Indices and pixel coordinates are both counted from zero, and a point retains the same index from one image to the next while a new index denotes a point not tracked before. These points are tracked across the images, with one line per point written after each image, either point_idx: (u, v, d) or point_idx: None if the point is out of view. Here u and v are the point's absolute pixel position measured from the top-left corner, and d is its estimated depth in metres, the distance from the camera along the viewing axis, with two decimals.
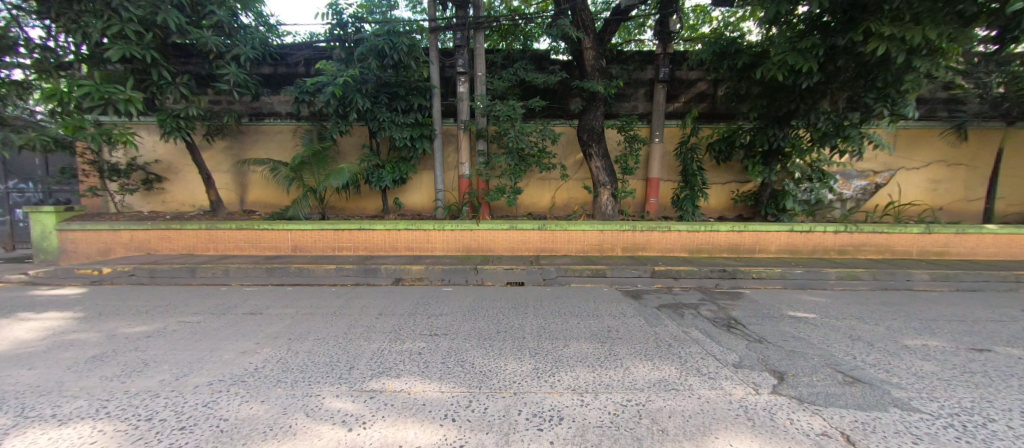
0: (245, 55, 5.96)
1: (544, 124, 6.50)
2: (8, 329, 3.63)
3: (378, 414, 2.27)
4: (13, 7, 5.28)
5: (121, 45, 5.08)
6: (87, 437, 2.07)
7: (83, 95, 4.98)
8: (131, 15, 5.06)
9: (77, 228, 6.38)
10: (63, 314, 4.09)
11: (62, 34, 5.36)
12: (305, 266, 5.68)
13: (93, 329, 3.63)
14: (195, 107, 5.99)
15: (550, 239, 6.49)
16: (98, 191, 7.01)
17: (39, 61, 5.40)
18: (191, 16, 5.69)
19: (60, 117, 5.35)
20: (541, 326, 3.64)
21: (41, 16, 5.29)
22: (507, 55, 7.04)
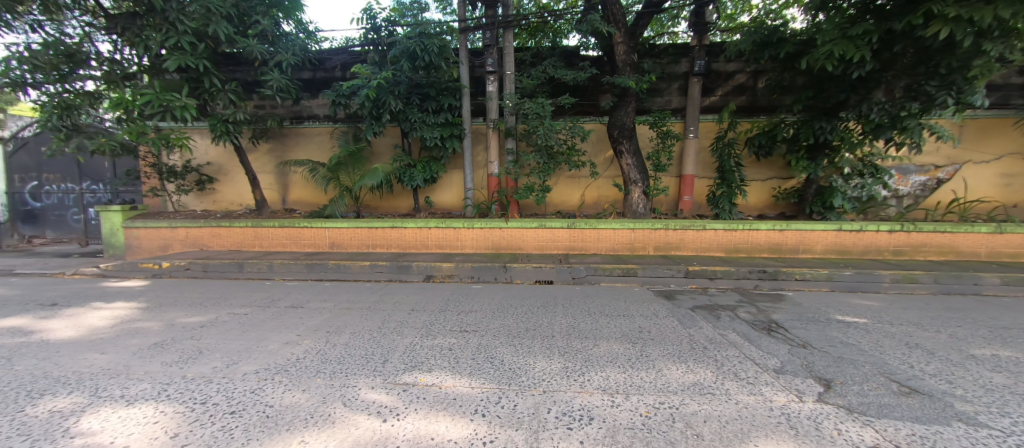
0: (287, 61, 6.27)
1: (573, 122, 6.43)
2: (84, 316, 4.02)
3: (411, 407, 2.34)
4: (86, 24, 5.81)
5: (177, 56, 5.46)
6: (151, 417, 2.25)
7: (144, 103, 5.41)
8: (186, 27, 5.44)
9: (140, 225, 6.95)
10: (129, 303, 4.47)
11: (127, 48, 5.85)
12: (342, 263, 5.90)
13: (154, 318, 3.95)
14: (242, 112, 6.36)
15: (580, 237, 6.42)
16: (158, 191, 7.62)
17: (107, 73, 5.92)
18: (238, 26, 6.05)
19: (126, 123, 5.78)
20: (571, 325, 3.62)
21: (109, 32, 5.78)
22: (536, 53, 7.02)
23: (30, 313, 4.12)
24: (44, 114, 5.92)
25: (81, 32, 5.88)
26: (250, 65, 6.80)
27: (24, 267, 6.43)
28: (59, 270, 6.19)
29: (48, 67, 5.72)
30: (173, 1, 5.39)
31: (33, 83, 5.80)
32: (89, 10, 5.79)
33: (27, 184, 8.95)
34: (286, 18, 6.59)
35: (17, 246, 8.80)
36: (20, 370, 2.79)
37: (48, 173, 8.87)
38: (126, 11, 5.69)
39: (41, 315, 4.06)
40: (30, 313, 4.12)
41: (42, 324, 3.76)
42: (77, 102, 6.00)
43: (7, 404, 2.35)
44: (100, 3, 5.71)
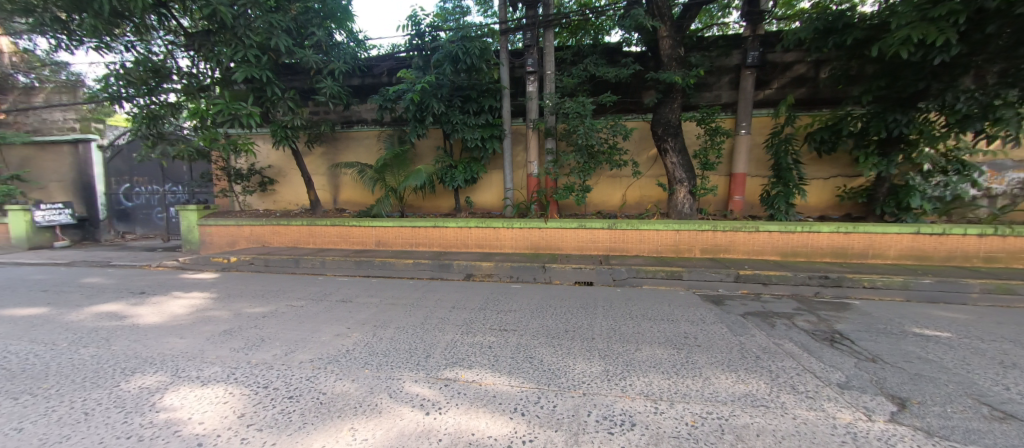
0: (339, 69, 6.64)
1: (615, 120, 6.29)
2: (168, 303, 4.50)
3: (452, 402, 2.39)
4: (169, 42, 6.48)
5: (245, 68, 5.91)
6: (222, 397, 2.47)
7: (214, 113, 5.95)
8: (252, 41, 5.92)
9: (211, 223, 7.65)
10: (203, 293, 4.95)
11: (202, 62, 6.44)
12: (387, 260, 6.16)
13: (224, 308, 4.34)
14: (299, 118, 6.84)
15: (621, 238, 6.27)
16: (227, 192, 8.37)
17: (187, 86, 6.54)
18: (296, 38, 6.50)
19: (201, 131, 6.31)
20: (612, 328, 3.53)
21: (187, 48, 6.42)
22: (577, 51, 6.94)
23: (124, 299, 4.67)
24: (135, 124, 6.68)
25: (165, 49, 6.54)
26: (306, 74, 7.28)
27: (118, 259, 7.30)
28: (146, 262, 6.97)
29: (139, 82, 6.44)
30: (241, 18, 5.89)
31: (127, 96, 6.56)
32: (171, 30, 6.43)
33: (121, 186, 10.12)
34: (339, 29, 6.99)
35: (113, 241, 10.01)
36: (117, 350, 3.17)
37: (137, 176, 10.00)
38: (202, 29, 6.28)
39: (133, 301, 4.60)
40: (123, 299, 4.67)
41: (133, 310, 4.25)
42: (162, 112, 6.66)
43: (107, 380, 2.68)
44: (181, 23, 6.32)
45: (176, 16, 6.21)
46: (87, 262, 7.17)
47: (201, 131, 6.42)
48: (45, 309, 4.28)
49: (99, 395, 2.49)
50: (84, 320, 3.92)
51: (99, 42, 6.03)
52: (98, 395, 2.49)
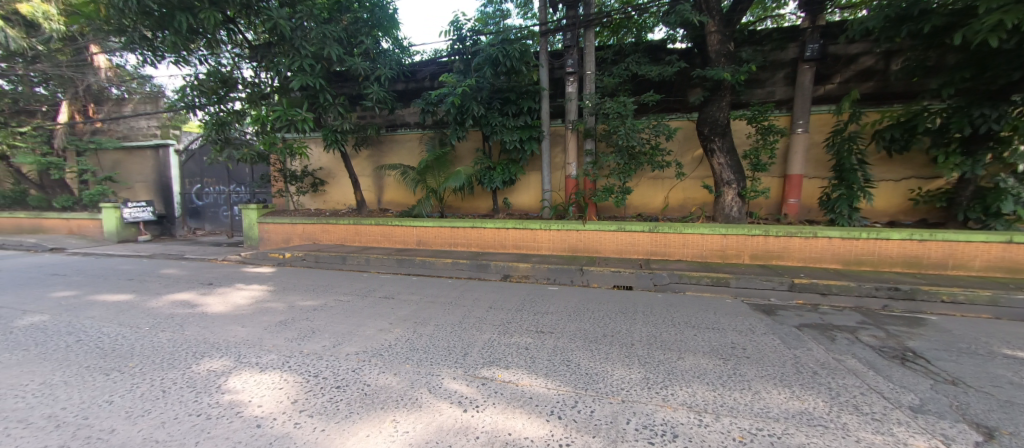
0: (385, 75, 6.95)
1: (658, 120, 6.10)
2: (233, 294, 4.92)
3: (489, 400, 2.41)
4: (235, 55, 7.05)
5: (301, 76, 6.32)
6: (278, 383, 2.66)
7: (273, 119, 6.41)
8: (307, 51, 6.33)
9: (269, 221, 8.25)
10: (261, 286, 5.35)
11: (264, 72, 6.95)
12: (427, 259, 6.35)
13: (281, 300, 4.66)
14: (348, 123, 7.23)
15: (662, 242, 6.07)
16: (283, 193, 9.00)
17: (250, 94, 7.06)
18: (346, 47, 6.89)
19: (262, 135, 6.82)
20: (653, 334, 3.42)
21: (251, 60, 6.98)
22: (618, 51, 6.82)
23: (194, 289, 5.15)
24: (206, 130, 7.32)
25: (232, 61, 7.12)
26: (355, 81, 7.67)
27: (190, 253, 8.06)
28: (213, 256, 7.64)
29: (210, 92, 7.08)
30: (299, 30, 6.33)
31: (199, 105, 7.21)
32: (237, 43, 6.90)
33: (193, 186, 11.16)
34: (385, 36, 7.32)
35: (186, 236, 11.04)
36: (188, 335, 3.50)
37: (208, 178, 10.98)
38: (264, 41, 6.79)
39: (202, 291, 5.06)
40: (195, 289, 5.16)
41: (203, 299, 4.68)
42: (229, 119, 7.24)
43: (181, 361, 2.97)
44: (246, 37, 6.84)
45: (242, 30, 6.72)
46: (164, 255, 7.98)
47: (262, 135, 6.94)
48: (131, 296, 4.82)
49: (175, 375, 2.76)
50: (163, 307, 4.35)
51: (178, 57, 6.67)
52: (174, 375, 2.76)
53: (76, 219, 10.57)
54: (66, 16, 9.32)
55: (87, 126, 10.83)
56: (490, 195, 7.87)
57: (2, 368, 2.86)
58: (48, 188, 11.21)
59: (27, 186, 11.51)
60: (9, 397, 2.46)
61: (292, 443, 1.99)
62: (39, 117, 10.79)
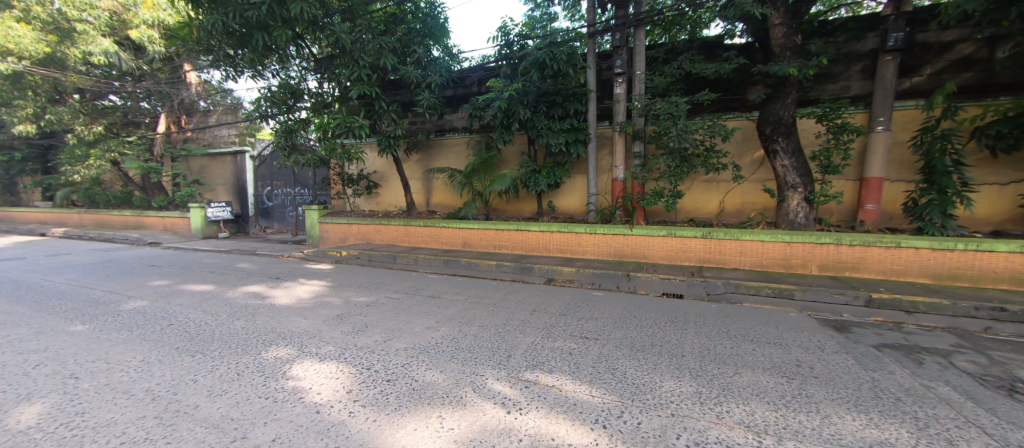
0: (435, 82, 7.19)
1: (713, 120, 5.80)
2: (297, 288, 5.34)
3: (532, 404, 2.41)
4: (302, 68, 7.62)
5: (359, 86, 6.74)
6: (334, 373, 2.84)
7: (333, 126, 6.89)
8: (365, 62, 6.74)
9: (328, 221, 8.86)
10: (321, 281, 5.76)
11: (326, 83, 7.47)
12: (472, 260, 6.49)
13: (339, 295, 4.98)
14: (400, 128, 7.58)
15: (717, 249, 5.74)
16: (341, 194, 9.62)
17: (314, 103, 7.62)
18: (400, 56, 7.24)
19: (323, 141, 7.36)
20: (705, 346, 3.24)
21: (315, 72, 7.53)
22: (670, 49, 6.56)
23: (264, 282, 5.66)
24: (276, 138, 7.99)
25: (299, 74, 7.70)
26: (407, 88, 8.03)
27: (261, 249, 8.87)
28: (280, 253, 8.32)
29: (280, 102, 7.72)
30: (358, 42, 6.74)
31: (271, 115, 7.89)
32: (305, 56, 7.44)
33: (264, 189, 12.23)
34: (436, 45, 7.63)
35: (258, 234, 12.10)
36: (259, 324, 3.84)
37: (277, 181, 11.98)
38: (326, 54, 7.31)
39: (271, 284, 5.54)
40: (264, 282, 5.67)
41: (272, 291, 5.12)
42: (295, 127, 7.88)
43: (253, 348, 3.27)
44: (311, 50, 7.38)
45: (309, 45, 7.24)
46: (239, 250, 8.83)
47: (323, 141, 7.48)
48: (213, 286, 5.39)
49: (248, 359, 3.04)
50: (238, 297, 4.81)
51: (254, 71, 7.35)
52: (247, 359, 3.05)
53: (169, 217, 11.99)
54: (166, 39, 10.35)
55: (180, 135, 12.28)
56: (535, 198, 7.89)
57: (113, 345, 3.32)
58: (148, 189, 12.90)
59: (133, 188, 13.31)
60: (119, 371, 2.85)
61: (347, 430, 2.11)
62: (143, 128, 12.42)
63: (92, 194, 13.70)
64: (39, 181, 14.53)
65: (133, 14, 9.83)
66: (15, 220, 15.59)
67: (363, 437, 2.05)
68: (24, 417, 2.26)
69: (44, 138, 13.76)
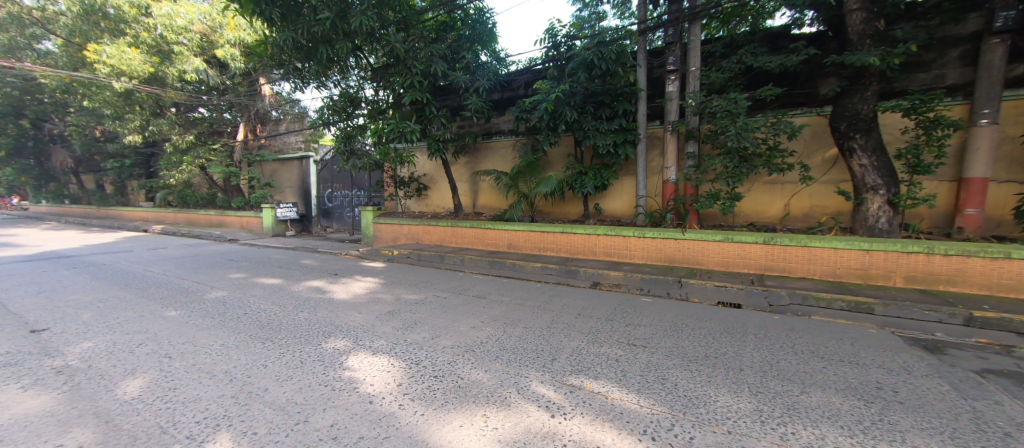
0: (483, 86, 7.33)
1: (778, 116, 5.37)
2: (354, 284, 5.69)
3: (577, 409, 2.37)
4: (359, 77, 8.08)
5: (411, 92, 7.06)
6: (386, 366, 2.98)
7: (387, 131, 7.26)
8: (417, 70, 7.04)
9: (381, 221, 9.36)
10: (374, 278, 6.08)
11: (382, 90, 7.90)
12: (517, 262, 6.53)
13: (391, 292, 5.23)
14: (449, 132, 7.83)
15: (781, 256, 5.31)
16: (393, 196, 10.12)
17: (371, 110, 8.08)
18: (450, 62, 7.49)
19: (378, 146, 7.78)
20: (766, 361, 3.00)
21: (371, 80, 7.99)
22: (729, 42, 6.19)
23: (325, 277, 6.09)
24: (337, 143, 8.58)
25: (357, 83, 8.18)
26: (456, 93, 8.28)
27: (321, 247, 9.55)
28: (338, 251, 8.92)
29: (341, 110, 8.26)
30: (411, 51, 7.06)
31: (332, 122, 8.47)
32: (362, 66, 7.86)
33: (325, 191, 13.17)
34: (484, 50, 7.82)
35: (319, 232, 13.04)
36: (320, 316, 4.14)
37: (336, 183, 12.86)
38: (382, 64, 7.72)
39: (330, 280, 5.95)
40: (325, 278, 6.10)
41: (331, 287, 5.49)
42: (354, 133, 8.41)
43: (314, 338, 3.52)
44: (369, 61, 7.82)
45: (367, 56, 7.66)
46: (303, 248, 9.57)
47: (377, 146, 7.90)
48: (281, 280, 5.89)
49: (311, 349, 3.29)
50: (303, 291, 5.22)
51: (319, 82, 7.93)
52: (310, 349, 3.30)
53: (245, 217, 13.31)
54: (245, 56, 11.50)
55: (255, 142, 13.61)
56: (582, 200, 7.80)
57: (198, 330, 3.73)
58: (228, 191, 14.42)
59: (216, 190, 14.94)
60: (203, 353, 3.20)
61: (397, 422, 2.21)
62: (225, 137, 13.90)
63: (184, 196, 15.57)
64: (143, 184, 16.74)
65: (219, 36, 11.04)
66: (125, 218, 18.12)
67: (412, 429, 2.13)
68: (130, 389, 2.61)
69: (148, 147, 15.85)
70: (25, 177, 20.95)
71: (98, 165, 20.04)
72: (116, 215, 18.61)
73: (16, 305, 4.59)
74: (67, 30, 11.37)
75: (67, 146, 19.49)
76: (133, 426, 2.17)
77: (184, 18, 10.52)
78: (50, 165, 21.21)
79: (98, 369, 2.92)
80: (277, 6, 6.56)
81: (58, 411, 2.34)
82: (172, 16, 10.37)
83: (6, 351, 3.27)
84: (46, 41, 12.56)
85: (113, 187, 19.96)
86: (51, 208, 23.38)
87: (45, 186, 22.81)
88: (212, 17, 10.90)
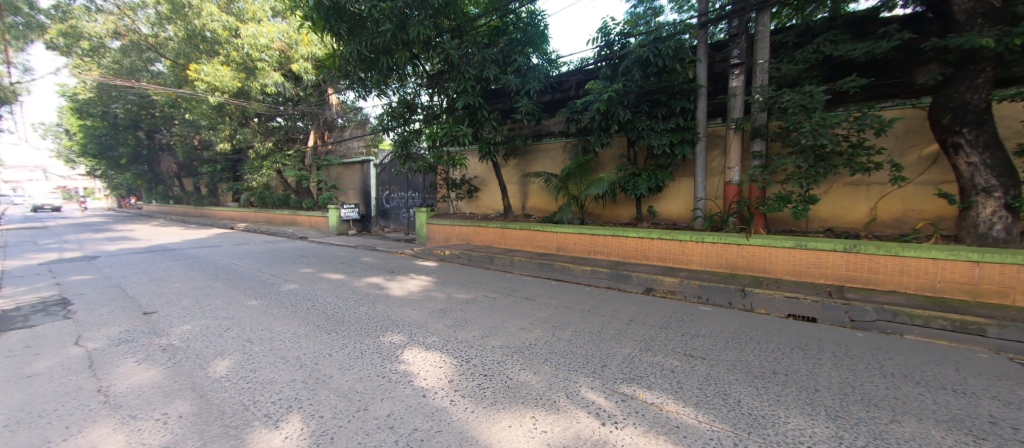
0: (534, 88, 7.36)
1: (862, 110, 4.83)
2: (410, 281, 5.98)
3: (630, 419, 2.29)
4: (416, 84, 8.45)
5: (465, 97, 7.26)
6: (438, 362, 3.09)
7: (441, 136, 7.54)
8: (470, 75, 7.24)
9: (434, 222, 9.76)
10: (427, 276, 6.34)
11: (437, 96, 8.23)
12: (566, 265, 6.48)
13: (444, 290, 5.42)
14: (499, 135, 7.96)
15: (866, 266, 4.77)
16: (446, 198, 10.48)
17: (426, 115, 8.44)
18: (502, 66, 7.61)
19: (432, 150, 8.10)
20: (846, 382, 2.70)
21: (427, 87, 8.34)
22: (803, 31, 5.68)
23: (383, 274, 6.46)
24: (394, 148, 9.04)
25: (414, 90, 8.55)
26: (506, 96, 8.39)
27: (379, 245, 10.15)
28: (394, 249, 9.43)
29: (399, 116, 8.70)
30: (465, 57, 7.26)
31: (391, 128, 8.95)
32: (419, 73, 8.22)
33: (382, 193, 13.97)
34: (535, 52, 7.88)
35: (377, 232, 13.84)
36: (378, 311, 4.39)
37: (393, 186, 13.58)
38: (437, 71, 8.02)
39: (387, 277, 6.29)
40: (383, 274, 6.47)
41: (388, 283, 5.81)
42: (410, 138, 8.82)
43: (373, 332, 3.74)
44: (425, 68, 8.16)
45: (423, 63, 8.00)
46: (363, 246, 10.23)
47: (432, 150, 8.23)
48: (344, 276, 6.33)
49: (371, 341, 3.50)
50: (363, 286, 5.58)
51: (379, 90, 8.41)
52: (370, 341, 3.50)
53: (313, 216, 14.53)
54: (316, 69, 12.53)
55: (323, 148, 14.81)
56: (635, 203, 7.57)
57: (274, 318, 4.13)
58: (300, 193, 15.81)
59: (289, 192, 16.49)
60: (278, 340, 3.53)
61: (448, 417, 2.28)
62: (297, 143, 15.27)
63: (262, 197, 17.33)
64: (230, 186, 18.85)
65: (295, 52, 12.16)
66: (215, 216, 20.54)
67: (462, 425, 2.18)
68: (219, 368, 2.95)
69: (235, 154, 17.87)
70: (141, 180, 24.58)
71: (196, 170, 22.90)
72: (208, 213, 21.16)
73: (134, 290, 5.39)
74: (174, 52, 12.97)
75: (172, 153, 22.54)
76: (222, 401, 2.44)
77: (267, 37, 11.62)
78: (160, 170, 24.66)
79: (194, 349, 3.33)
80: (345, 21, 7.04)
81: (164, 383, 2.70)
82: (257, 36, 11.51)
83: (125, 329, 3.85)
84: (157, 63, 14.53)
85: (208, 189, 22.76)
86: (160, 207, 27.10)
87: (157, 188, 26.67)
88: (289, 35, 11.98)
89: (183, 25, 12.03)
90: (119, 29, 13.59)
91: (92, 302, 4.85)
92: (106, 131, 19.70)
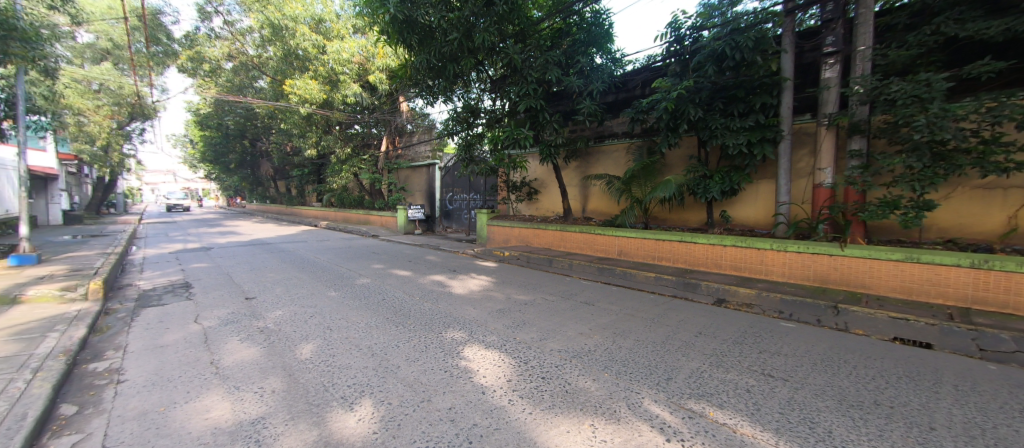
0: (597, 89, 7.24)
1: (998, 99, 4.05)
2: (471, 280, 6.20)
3: (698, 438, 2.15)
4: (480, 89, 8.72)
5: (526, 100, 7.34)
6: (497, 361, 3.16)
7: (503, 139, 7.69)
8: (532, 77, 7.30)
9: (494, 223, 10.02)
10: (487, 276, 6.52)
11: (499, 100, 8.43)
12: (628, 270, 6.28)
13: (503, 291, 5.53)
14: (560, 137, 7.94)
15: (1001, 286, 3.95)
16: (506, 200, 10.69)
17: (489, 119, 8.67)
18: (565, 68, 7.60)
19: (494, 153, 8.30)
20: (974, 424, 2.27)
21: (489, 91, 8.57)
22: (918, 10, 4.90)
23: (445, 273, 6.76)
24: (459, 151, 9.43)
25: (478, 94, 8.83)
26: (568, 98, 8.34)
27: (441, 245, 10.66)
28: (456, 249, 9.84)
29: (463, 121, 9.05)
30: (527, 60, 7.34)
31: (456, 132, 9.35)
32: (483, 78, 8.46)
33: (444, 194, 14.63)
34: (599, 52, 7.74)
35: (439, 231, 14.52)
36: (441, 308, 4.61)
37: (455, 187, 14.17)
38: (500, 75, 8.21)
39: (449, 275, 6.57)
40: (445, 272, 6.78)
41: (451, 281, 6.06)
42: (473, 141, 9.12)
43: (437, 327, 3.93)
44: (488, 74, 8.40)
45: (487, 69, 8.22)
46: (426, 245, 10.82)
47: (493, 153, 8.43)
48: (411, 272, 6.74)
49: (435, 336, 3.68)
50: (428, 283, 5.89)
51: (446, 97, 8.83)
52: (434, 336, 3.69)
53: (383, 216, 15.68)
54: (389, 79, 13.53)
55: (394, 152, 15.99)
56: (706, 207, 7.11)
57: (350, 309, 4.52)
58: (371, 194, 17.14)
59: (364, 193, 17.99)
60: (353, 329, 3.86)
61: (507, 416, 2.32)
62: (371, 148, 16.60)
63: (341, 198, 19.09)
64: (315, 187, 21.07)
65: (373, 64, 13.27)
66: (301, 214, 23.04)
67: (521, 425, 2.21)
68: (305, 351, 3.30)
69: (319, 158, 19.91)
70: (245, 182, 28.42)
71: (288, 173, 25.90)
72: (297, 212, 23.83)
73: (238, 278, 6.24)
74: (273, 70, 14.79)
75: (269, 159, 25.69)
76: (307, 381, 2.73)
77: (348, 52, 12.82)
78: (260, 173, 28.32)
79: (284, 332, 3.76)
80: (416, 33, 7.47)
81: (260, 361, 3.08)
82: (340, 52, 12.73)
83: (231, 311, 4.46)
84: (260, 80, 16.69)
85: (297, 190, 25.60)
86: (258, 206, 30.95)
87: (258, 188, 30.65)
88: (368, 48, 13.10)
89: (281, 45, 13.54)
90: (232, 52, 15.71)
91: (207, 287, 5.70)
92: (220, 140, 23.07)
